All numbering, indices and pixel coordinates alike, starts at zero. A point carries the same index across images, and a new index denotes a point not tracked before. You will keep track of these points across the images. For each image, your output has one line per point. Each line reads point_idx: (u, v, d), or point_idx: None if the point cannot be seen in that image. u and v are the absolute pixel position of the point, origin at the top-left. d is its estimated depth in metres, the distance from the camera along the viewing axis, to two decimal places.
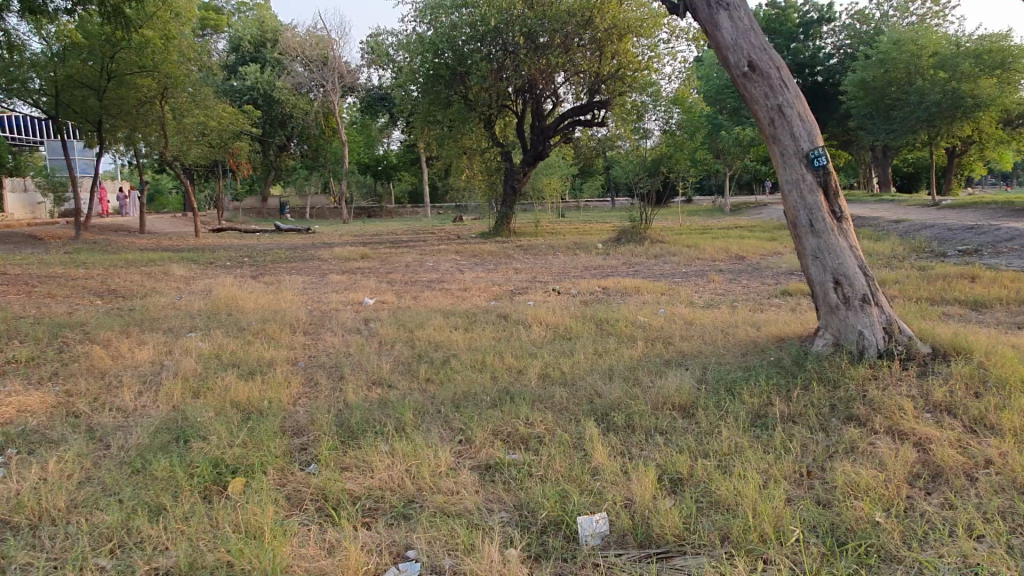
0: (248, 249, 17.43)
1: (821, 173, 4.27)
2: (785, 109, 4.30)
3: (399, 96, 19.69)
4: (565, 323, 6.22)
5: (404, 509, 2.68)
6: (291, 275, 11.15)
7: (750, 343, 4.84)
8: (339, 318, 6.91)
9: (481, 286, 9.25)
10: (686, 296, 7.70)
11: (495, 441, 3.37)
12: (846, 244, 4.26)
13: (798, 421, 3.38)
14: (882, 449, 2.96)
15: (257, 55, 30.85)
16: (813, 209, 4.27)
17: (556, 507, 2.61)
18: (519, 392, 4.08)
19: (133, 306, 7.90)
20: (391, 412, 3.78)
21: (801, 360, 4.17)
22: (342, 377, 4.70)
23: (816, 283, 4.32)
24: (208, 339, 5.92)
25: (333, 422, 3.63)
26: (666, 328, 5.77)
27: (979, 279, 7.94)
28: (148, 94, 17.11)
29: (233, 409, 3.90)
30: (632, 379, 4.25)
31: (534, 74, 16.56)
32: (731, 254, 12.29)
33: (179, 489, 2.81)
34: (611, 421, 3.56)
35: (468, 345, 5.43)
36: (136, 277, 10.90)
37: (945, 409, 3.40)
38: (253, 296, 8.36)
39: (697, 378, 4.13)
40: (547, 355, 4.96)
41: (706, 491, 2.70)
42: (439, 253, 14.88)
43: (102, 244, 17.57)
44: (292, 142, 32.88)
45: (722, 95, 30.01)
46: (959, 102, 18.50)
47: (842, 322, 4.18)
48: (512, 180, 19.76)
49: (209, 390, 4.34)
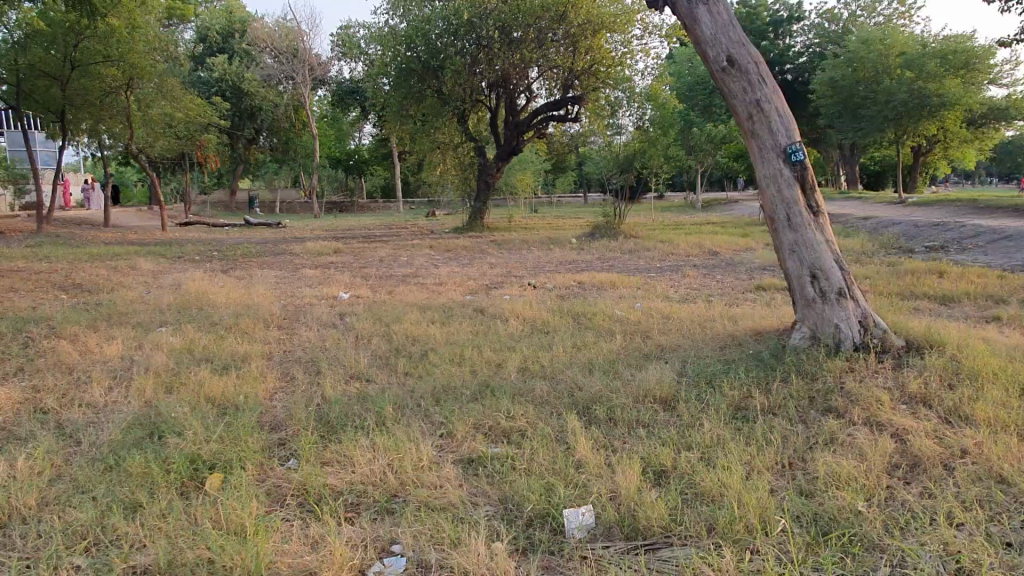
0: (217, 243, 17.10)
1: (798, 168, 4.31)
2: (762, 104, 4.32)
3: (371, 88, 19.51)
4: (543, 317, 6.21)
5: (388, 504, 2.64)
6: (262, 269, 10.97)
7: (728, 336, 4.87)
8: (313, 313, 6.81)
9: (457, 281, 9.20)
10: (661, 291, 7.74)
11: (476, 435, 3.35)
12: (822, 239, 4.30)
13: (777, 413, 3.41)
14: (861, 440, 3.00)
15: (224, 46, 30.40)
16: (791, 203, 4.31)
17: (541, 500, 2.59)
18: (499, 385, 4.06)
19: (100, 301, 7.71)
20: (370, 406, 3.74)
21: (778, 353, 4.21)
22: (318, 371, 4.62)
23: (793, 277, 4.36)
24: (180, 334, 5.81)
25: (311, 417, 3.57)
26: (643, 321, 5.79)
27: (946, 275, 8.09)
28: (112, 85, 16.74)
29: (208, 404, 3.84)
30: (612, 372, 4.25)
31: (507, 68, 16.58)
32: (705, 249, 12.37)
33: (155, 486, 2.73)
34: (592, 414, 3.57)
35: (445, 339, 5.40)
36: (102, 271, 10.63)
37: (921, 400, 3.44)
38: (224, 291, 8.20)
39: (677, 371, 4.15)
40: (526, 349, 4.95)
41: (690, 482, 2.71)
42: (412, 248, 14.76)
43: (64, 238, 17.12)
44: (261, 136, 32.36)
45: (693, 92, 30.23)
46: (925, 101, 18.84)
47: (819, 315, 4.21)
48: (485, 175, 19.67)
49: (182, 385, 4.26)
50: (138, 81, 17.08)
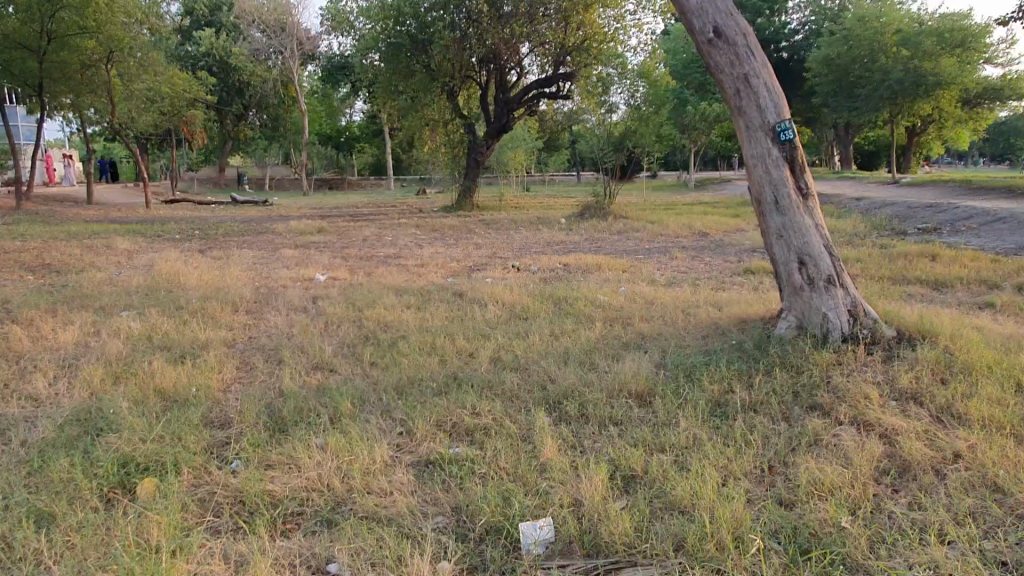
0: (200, 221, 16.75)
1: (787, 147, 4.06)
2: (751, 79, 4.06)
3: (361, 64, 19.09)
4: (523, 302, 5.97)
5: (331, 514, 2.43)
6: (241, 249, 10.68)
7: (712, 324, 4.64)
8: (286, 296, 6.55)
9: (439, 262, 8.94)
10: (647, 274, 7.52)
11: (437, 434, 3.13)
12: (811, 223, 4.07)
13: (758, 410, 3.19)
14: (847, 441, 2.80)
15: (212, 19, 29.81)
16: (779, 184, 4.06)
17: (496, 511, 2.37)
18: (468, 377, 3.84)
19: (67, 282, 7.43)
20: (327, 400, 3.52)
21: (763, 344, 3.98)
22: (280, 361, 4.39)
23: (780, 262, 4.13)
24: (142, 318, 5.55)
25: (263, 413, 3.35)
26: (626, 307, 5.56)
27: (939, 258, 7.88)
28: (92, 58, 16.30)
29: (160, 398, 3.62)
30: (588, 363, 4.03)
31: (497, 44, 16.19)
32: (694, 231, 12.13)
33: (77, 495, 2.52)
34: (563, 410, 3.35)
35: (418, 325, 5.16)
36: (76, 250, 10.35)
37: (911, 397, 3.23)
38: (197, 272, 7.93)
39: (656, 362, 3.92)
40: (502, 337, 4.72)
41: (660, 490, 2.50)
42: (398, 227, 14.47)
43: (44, 215, 16.77)
44: (250, 112, 31.78)
45: (688, 70, 29.77)
46: (921, 80, 18.52)
47: (805, 304, 3.99)
48: (475, 153, 19.34)
49: (134, 374, 4.03)
50: (117, 54, 16.64)
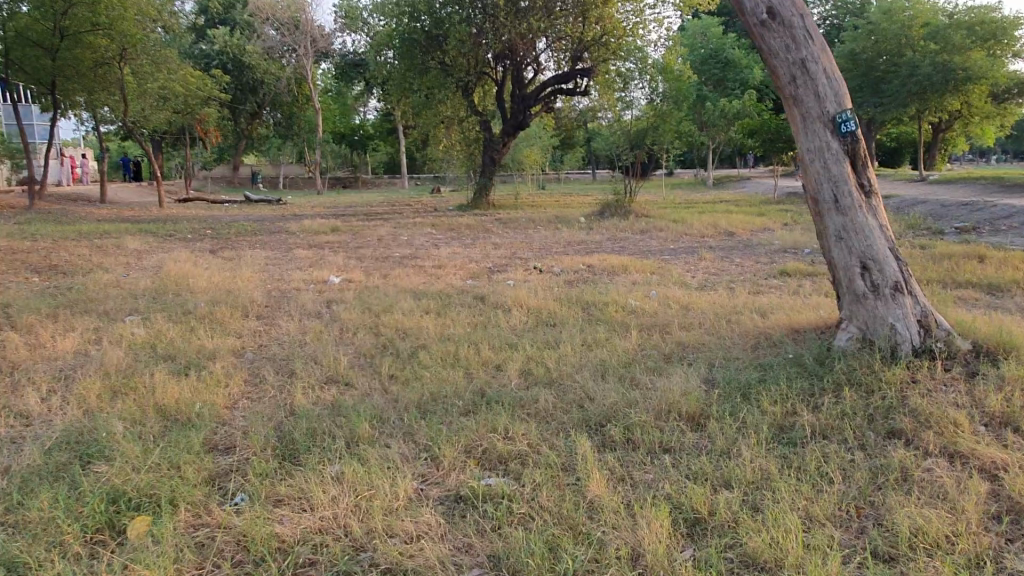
0: (213, 220, 16.49)
1: (848, 140, 3.66)
2: (809, 65, 3.67)
3: (375, 61, 18.81)
4: (549, 306, 5.61)
5: (349, 565, 2.10)
6: (253, 249, 10.40)
7: (760, 334, 4.25)
8: (298, 300, 6.23)
9: (457, 263, 8.62)
10: (677, 276, 7.14)
11: (466, 462, 2.78)
12: (874, 224, 3.68)
13: (830, 437, 2.82)
14: (942, 478, 2.43)
15: (226, 17, 29.70)
16: (839, 181, 3.68)
17: (542, 566, 2.03)
18: (496, 394, 3.49)
19: (72, 284, 7.16)
20: (343, 421, 3.19)
21: (824, 358, 3.58)
22: (292, 373, 4.07)
23: (840, 267, 3.74)
24: (147, 325, 5.26)
25: (272, 436, 3.02)
26: (661, 313, 5.18)
27: (987, 259, 7.41)
28: (104, 55, 16.02)
29: (160, 418, 3.30)
30: (628, 378, 3.66)
31: (515, 39, 15.70)
32: (720, 230, 11.71)
33: (61, 539, 2.20)
34: (607, 434, 2.98)
35: (439, 333, 4.82)
36: (85, 251, 10.09)
37: (1005, 423, 2.83)
38: (206, 273, 7.64)
39: (704, 378, 3.55)
40: (530, 347, 4.35)
41: (733, 540, 2.14)
42: (413, 226, 14.15)
43: (58, 214, 16.62)
44: (264, 110, 31.62)
45: (707, 65, 29.29)
46: (950, 75, 17.94)
47: (870, 313, 3.60)
48: (491, 151, 18.95)
49: (134, 390, 3.71)
50: (130, 52, 16.38)
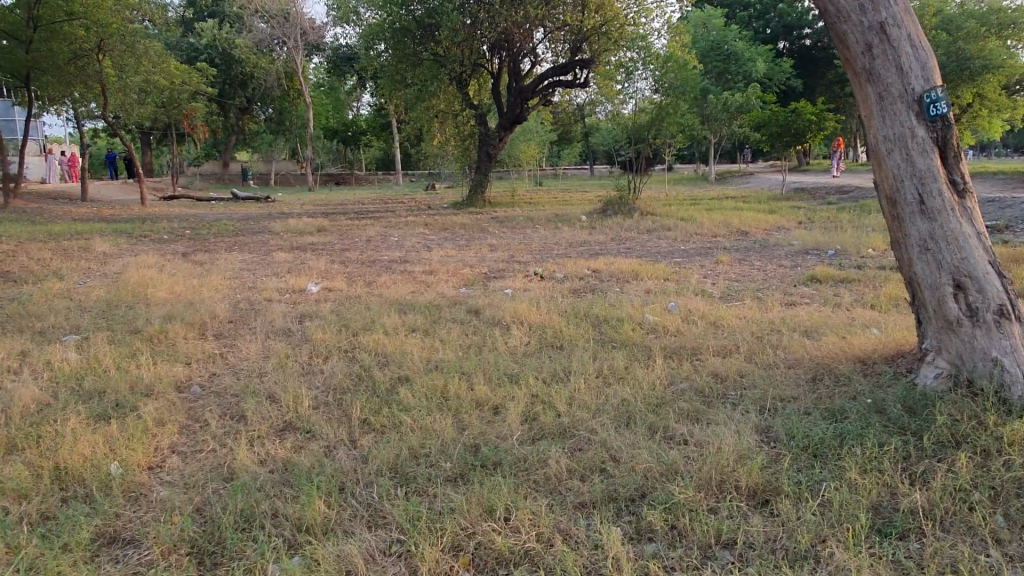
0: (195, 219, 15.62)
1: (938, 125, 2.90)
2: (888, 29, 2.91)
3: (364, 53, 17.82)
4: (554, 323, 4.86)
5: None
6: (229, 252, 9.62)
7: (818, 365, 3.46)
8: (266, 315, 5.44)
9: (450, 268, 7.84)
10: (697, 284, 6.37)
11: (452, 566, 2.02)
12: (971, 231, 2.91)
13: (950, 528, 2.07)
14: None
15: (215, 10, 28.80)
16: (926, 176, 2.91)
17: None
18: (498, 450, 2.72)
19: (17, 295, 6.38)
20: (293, 494, 2.42)
21: (912, 403, 2.81)
22: (243, 416, 3.29)
23: (924, 284, 2.98)
24: (83, 347, 4.47)
25: (196, 522, 2.26)
26: (687, 332, 4.43)
27: None
28: (82, 46, 15.05)
29: (54, 490, 2.53)
30: (660, 429, 2.89)
31: (510, 28, 14.85)
32: (732, 228, 10.95)
33: None
34: (642, 517, 2.23)
35: (426, 358, 4.07)
36: (47, 254, 9.27)
37: None
38: (169, 282, 6.84)
39: (759, 428, 2.79)
40: (535, 380, 3.57)
41: None
42: (405, 225, 13.36)
43: (32, 214, 15.73)
44: (254, 105, 30.71)
45: (707, 58, 28.67)
46: (966, 65, 17.17)
47: (966, 345, 2.84)
48: (486, 146, 18.04)
49: (38, 444, 2.93)
50: (109, 41, 15.37)
